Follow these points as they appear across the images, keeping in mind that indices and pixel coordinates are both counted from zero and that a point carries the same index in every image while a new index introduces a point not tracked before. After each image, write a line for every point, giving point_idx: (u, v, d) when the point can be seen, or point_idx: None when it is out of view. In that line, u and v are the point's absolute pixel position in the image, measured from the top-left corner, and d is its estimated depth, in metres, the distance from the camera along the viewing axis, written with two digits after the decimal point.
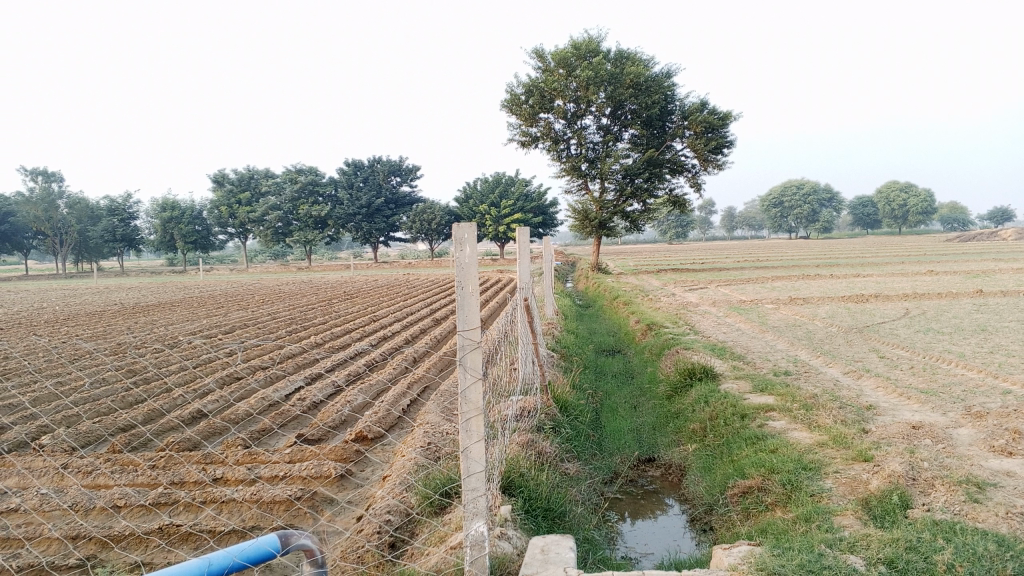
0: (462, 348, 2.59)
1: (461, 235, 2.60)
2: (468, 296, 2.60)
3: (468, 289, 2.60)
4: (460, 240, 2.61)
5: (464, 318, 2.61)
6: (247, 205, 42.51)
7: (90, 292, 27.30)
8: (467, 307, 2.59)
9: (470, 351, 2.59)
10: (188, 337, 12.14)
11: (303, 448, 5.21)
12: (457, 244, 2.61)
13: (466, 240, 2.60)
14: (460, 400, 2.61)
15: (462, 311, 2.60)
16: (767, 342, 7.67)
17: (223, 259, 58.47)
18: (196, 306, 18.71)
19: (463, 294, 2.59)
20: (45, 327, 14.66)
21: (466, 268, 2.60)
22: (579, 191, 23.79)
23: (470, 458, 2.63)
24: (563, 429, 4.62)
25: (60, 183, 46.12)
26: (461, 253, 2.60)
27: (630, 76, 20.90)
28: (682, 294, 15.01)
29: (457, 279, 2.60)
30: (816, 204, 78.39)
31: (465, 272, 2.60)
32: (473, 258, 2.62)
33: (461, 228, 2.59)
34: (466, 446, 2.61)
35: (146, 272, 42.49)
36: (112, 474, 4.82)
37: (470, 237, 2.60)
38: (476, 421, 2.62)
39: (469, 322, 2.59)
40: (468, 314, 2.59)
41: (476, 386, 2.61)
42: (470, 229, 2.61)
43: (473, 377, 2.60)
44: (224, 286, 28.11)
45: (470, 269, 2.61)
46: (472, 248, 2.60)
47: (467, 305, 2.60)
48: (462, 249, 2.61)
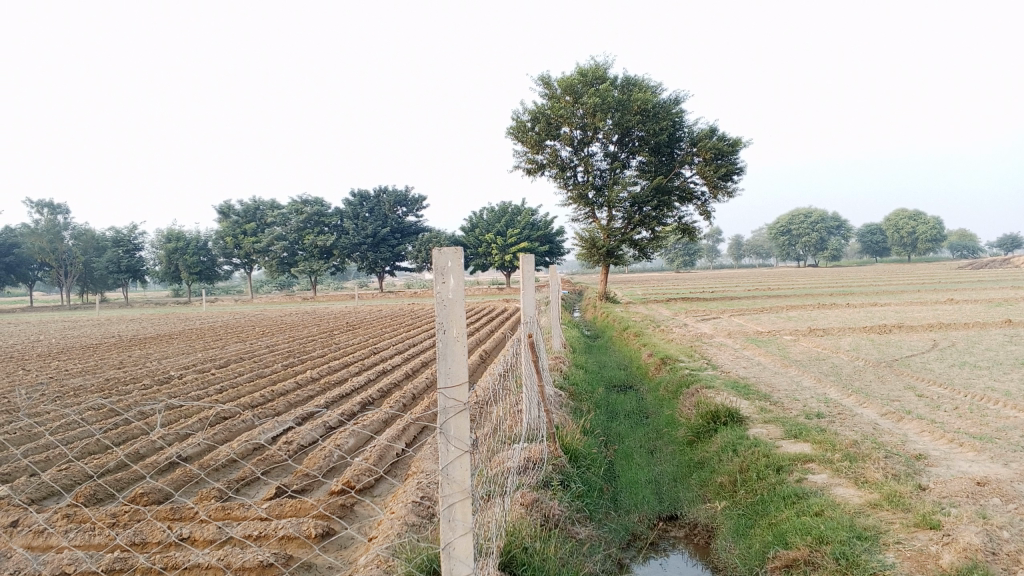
0: (444, 412, 2.19)
1: (443, 264, 2.17)
2: (453, 343, 2.18)
3: (451, 334, 2.18)
4: (442, 268, 2.18)
5: (447, 373, 2.19)
6: (252, 235, 42.29)
7: (93, 323, 26.85)
8: (451, 358, 2.18)
9: (454, 416, 2.20)
10: (180, 372, 11.62)
11: (284, 502, 4.69)
12: (439, 274, 2.17)
13: (451, 271, 2.16)
14: (441, 478, 2.21)
15: (445, 362, 2.18)
16: (792, 378, 7.12)
17: (231, 291, 58.23)
18: (194, 338, 18.15)
19: (446, 340, 2.17)
20: (35, 362, 14.15)
21: (450, 305, 2.17)
22: (586, 219, 23.32)
23: (454, 554, 2.25)
24: (573, 483, 4.08)
25: (66, 215, 45.99)
26: (443, 286, 2.16)
27: (638, 102, 20.55)
28: (695, 325, 14.44)
29: (439, 319, 2.17)
30: (824, 232, 77.89)
31: (450, 310, 2.17)
32: (458, 293, 2.19)
33: (443, 255, 2.15)
34: (449, 541, 2.22)
35: (150, 303, 42.20)
36: (67, 534, 4.27)
37: (455, 267, 2.17)
38: (462, 508, 2.24)
39: (454, 379, 2.18)
40: (452, 369, 2.18)
41: (462, 461, 2.23)
42: (455, 256, 2.18)
43: (458, 450, 2.21)
44: (228, 317, 27.58)
45: (457, 302, 2.18)
46: (457, 281, 2.16)
47: (450, 354, 2.18)
48: (442, 283, 2.17)
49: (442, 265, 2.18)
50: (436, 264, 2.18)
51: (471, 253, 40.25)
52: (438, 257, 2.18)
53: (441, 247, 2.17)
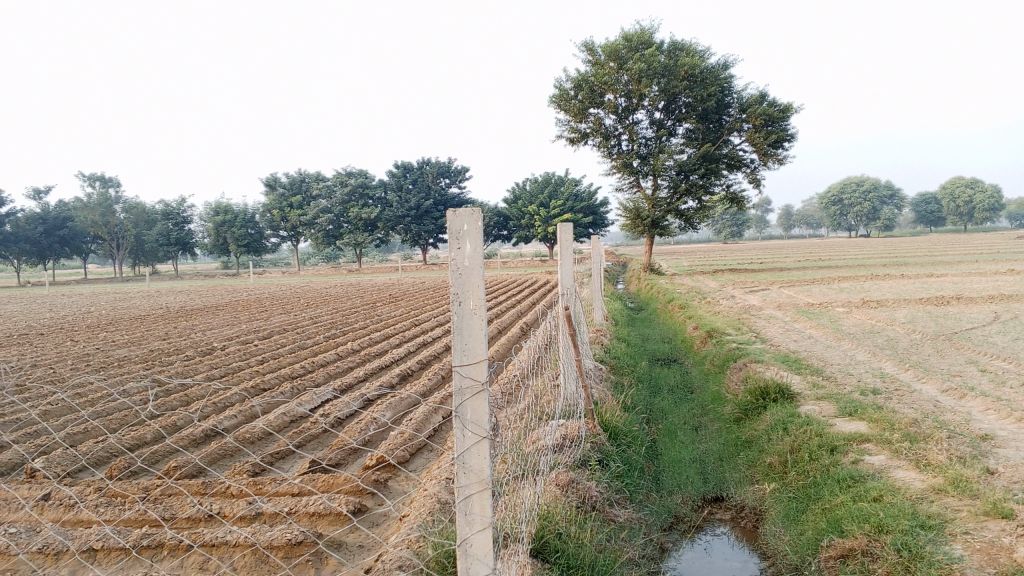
0: (460, 392, 2.17)
1: (459, 228, 2.09)
2: (469, 316, 2.14)
3: (468, 304, 2.13)
4: (458, 232, 2.10)
5: (465, 350, 2.17)
6: (298, 207, 42.63)
7: (143, 295, 27.26)
8: (468, 333, 2.15)
9: (471, 398, 2.17)
10: (224, 343, 11.68)
11: (316, 478, 4.59)
12: (455, 240, 2.10)
13: (467, 236, 2.09)
14: (460, 466, 2.19)
15: (463, 337, 2.15)
16: (844, 352, 6.82)
17: (279, 262, 58.93)
18: (240, 310, 18.26)
19: (461, 313, 2.14)
20: (84, 332, 14.35)
21: (466, 273, 2.12)
22: (630, 188, 22.91)
23: (471, 552, 2.22)
24: (613, 462, 3.88)
25: (118, 190, 46.87)
26: (459, 253, 2.10)
27: (684, 67, 20.04)
28: (742, 296, 14.10)
29: (455, 289, 2.13)
30: (877, 202, 75.94)
31: (466, 279, 2.12)
32: (475, 260, 2.12)
33: (458, 219, 2.08)
34: (465, 537, 2.20)
35: (200, 275, 42.85)
36: (97, 508, 4.21)
37: (472, 232, 2.09)
38: (480, 501, 2.19)
39: (472, 355, 2.14)
40: (470, 345, 2.15)
41: (480, 448, 2.19)
42: (472, 220, 2.09)
43: (476, 436, 2.16)
44: (274, 289, 27.78)
45: (475, 269, 2.12)
46: (473, 246, 2.09)
47: (466, 328, 2.15)
48: (456, 247, 2.10)
49: (459, 228, 2.10)
50: (452, 227, 2.11)
51: (514, 224, 40.14)
52: (455, 221, 2.10)
53: (459, 209, 2.09)
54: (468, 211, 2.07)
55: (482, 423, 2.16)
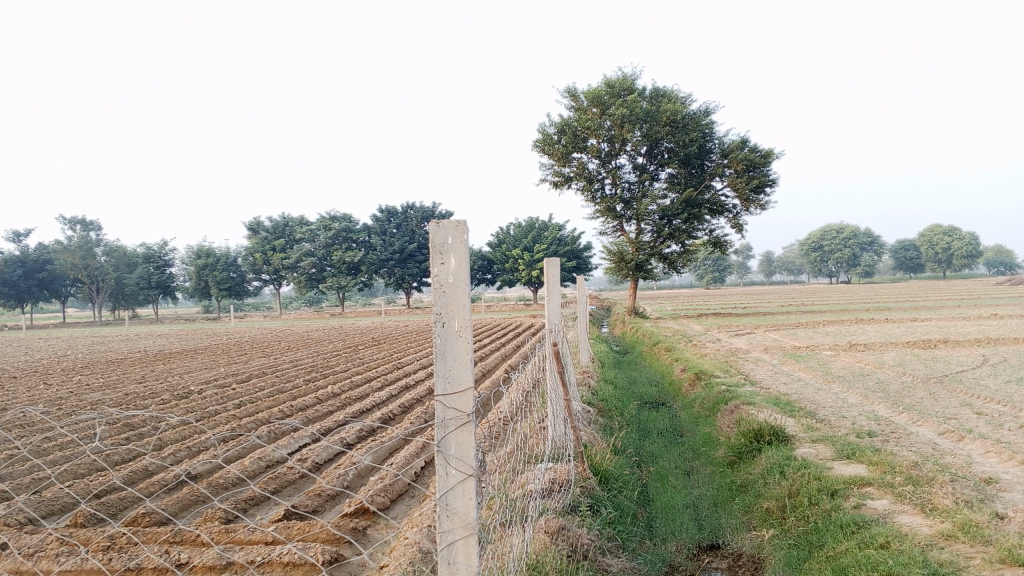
0: (443, 424, 2.09)
1: (442, 242, 2.04)
2: (453, 338, 2.07)
3: (453, 327, 2.07)
4: (443, 246, 2.06)
5: (448, 378, 2.09)
6: (281, 251, 42.34)
7: (120, 339, 26.74)
8: (452, 357, 2.08)
9: (455, 430, 2.09)
10: (201, 387, 11.38)
11: (291, 526, 4.35)
12: (439, 254, 2.06)
13: (451, 251, 2.05)
14: (443, 509, 2.09)
15: (445, 364, 2.08)
16: (836, 395, 6.69)
17: (261, 306, 58.40)
18: (218, 354, 17.89)
19: (445, 334, 2.07)
20: (57, 376, 13.95)
21: (451, 291, 2.06)
22: (614, 233, 22.92)
23: None
24: (604, 508, 3.70)
25: (99, 232, 46.48)
26: (443, 268, 2.05)
27: (667, 113, 20.22)
28: (729, 339, 13.99)
29: (438, 309, 2.07)
30: (857, 248, 76.63)
31: (451, 298, 2.07)
32: (459, 277, 2.06)
33: (442, 233, 2.03)
34: None
35: (180, 319, 42.32)
36: (58, 558, 3.96)
37: (456, 245, 2.04)
38: (464, 547, 2.09)
39: (456, 383, 2.07)
40: (453, 371, 2.08)
41: (466, 487, 2.10)
42: (457, 234, 2.05)
43: (460, 473, 2.08)
44: (255, 333, 27.35)
45: (460, 285, 2.06)
46: (457, 263, 2.04)
47: (450, 353, 2.07)
48: (440, 263, 2.06)
49: (443, 240, 2.06)
50: (435, 241, 2.07)
51: (498, 268, 40.10)
52: (439, 233, 2.06)
53: (443, 222, 2.06)
54: (454, 222, 2.04)
55: (469, 458, 2.08)
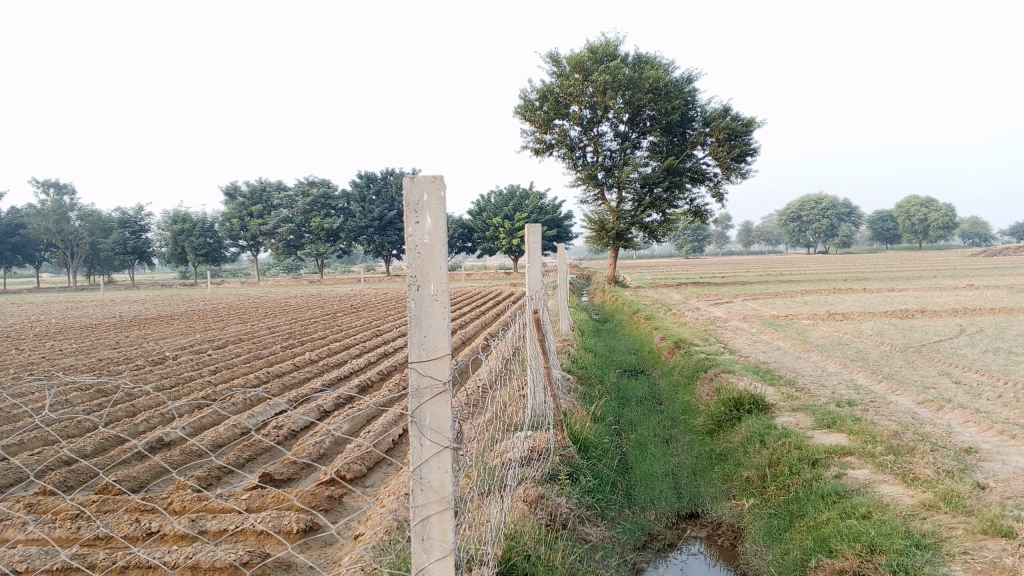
0: (418, 393, 2.03)
1: (417, 199, 1.96)
2: (429, 302, 2.00)
3: (429, 290, 2.00)
4: (418, 204, 1.97)
5: (423, 345, 2.03)
6: (258, 217, 41.90)
7: (96, 304, 26.38)
8: (427, 323, 2.01)
9: (430, 400, 2.04)
10: (176, 353, 11.22)
11: (265, 493, 4.27)
12: (414, 213, 1.97)
13: (427, 209, 1.96)
14: (416, 483, 2.05)
15: (419, 330, 2.02)
16: (816, 363, 6.69)
17: (239, 273, 57.98)
18: (194, 320, 17.69)
19: (421, 299, 2.00)
20: (30, 342, 13.72)
21: (426, 252, 1.98)
22: (594, 201, 22.83)
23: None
24: (583, 477, 3.65)
25: (73, 196, 45.75)
26: (418, 228, 1.96)
27: (649, 80, 20.04)
28: (708, 308, 14.01)
29: (412, 271, 2.00)
30: (835, 218, 77.06)
31: (426, 259, 1.99)
32: (436, 236, 1.98)
33: (418, 191, 1.95)
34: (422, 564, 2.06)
35: (156, 285, 41.90)
36: (26, 526, 3.85)
37: (432, 203, 1.96)
38: (440, 523, 2.06)
39: (432, 350, 2.02)
40: (429, 337, 2.02)
41: (442, 460, 2.05)
42: (433, 190, 1.97)
43: (436, 445, 2.03)
44: (232, 300, 27.09)
45: (436, 247, 1.99)
46: (433, 221, 1.96)
47: (425, 318, 2.01)
48: (414, 221, 1.97)
49: (418, 198, 1.98)
50: (410, 198, 1.98)
51: (478, 236, 39.99)
52: (414, 189, 1.97)
53: (419, 176, 1.98)
54: (431, 178, 1.96)
55: (445, 431, 2.03)
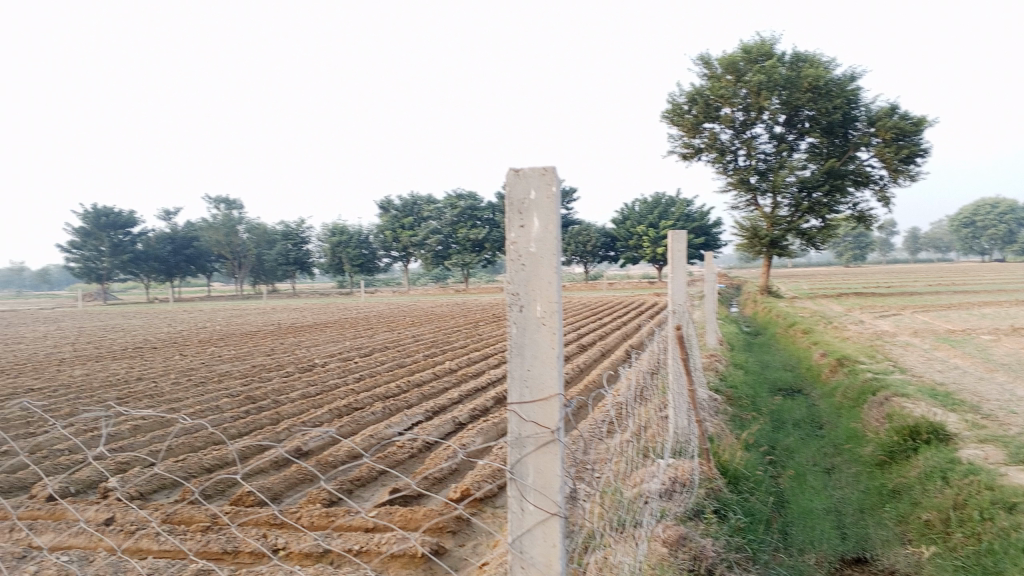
0: (519, 444, 1.82)
1: (524, 196, 1.75)
2: (535, 326, 1.80)
3: (535, 313, 1.79)
4: (525, 201, 1.76)
5: (527, 385, 1.82)
6: (409, 228, 43.27)
7: (259, 312, 27.83)
8: (533, 353, 1.81)
9: (534, 453, 1.82)
10: (325, 360, 11.50)
11: (393, 511, 4.14)
12: (519, 214, 1.76)
13: (534, 209, 1.74)
14: (514, 554, 1.84)
15: (523, 363, 1.82)
16: (1003, 386, 5.92)
17: (392, 282, 60.09)
18: (346, 328, 18.25)
19: (526, 324, 1.80)
20: (196, 347, 14.52)
21: (533, 263, 1.76)
22: (747, 207, 21.88)
23: None
24: (732, 513, 3.27)
25: (243, 211, 48.89)
26: (525, 232, 1.75)
27: (808, 79, 19.03)
28: (873, 321, 12.98)
29: (513, 284, 1.80)
30: (1015, 224, 70.79)
31: (532, 272, 1.77)
32: (545, 241, 1.75)
33: (524, 188, 1.74)
34: None
35: (315, 293, 44.06)
36: (159, 537, 3.87)
37: (542, 202, 1.74)
38: None
39: (537, 390, 1.80)
40: (533, 372, 1.81)
41: (548, 529, 1.83)
42: (542, 187, 1.74)
43: (540, 507, 1.81)
44: (381, 308, 27.92)
45: (544, 256, 1.76)
46: (541, 222, 1.73)
47: (530, 345, 1.80)
48: (519, 224, 1.76)
49: (525, 194, 1.75)
50: (516, 194, 1.77)
51: (622, 245, 39.50)
52: (520, 183, 1.75)
53: (526, 167, 1.75)
54: (540, 170, 1.72)
55: (552, 491, 1.80)
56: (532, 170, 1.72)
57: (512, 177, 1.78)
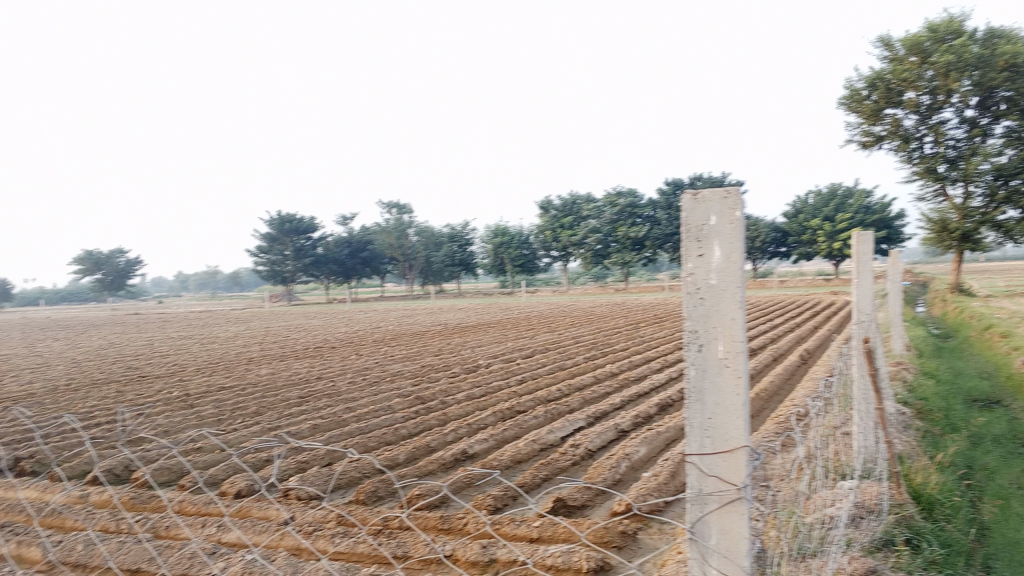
0: (700, 501, 1.95)
1: (703, 221, 1.90)
2: (717, 368, 1.92)
3: (716, 353, 1.92)
4: (703, 228, 1.91)
5: (708, 437, 1.95)
6: (570, 228, 43.38)
7: (426, 312, 28.78)
8: (714, 400, 1.93)
9: (715, 511, 1.93)
10: (489, 361, 11.70)
11: (558, 522, 4.10)
12: (699, 242, 1.91)
13: (714, 239, 1.88)
14: None
15: (705, 407, 1.94)
16: None
17: (553, 282, 60.44)
18: (508, 328, 18.51)
19: (708, 362, 1.93)
20: (369, 347, 15.19)
21: (713, 297, 1.91)
22: (934, 198, 20.30)
23: None
24: (926, 544, 3.01)
25: (411, 215, 50.85)
26: (705, 262, 1.91)
27: (1004, 56, 17.41)
28: None
29: (692, 314, 1.95)
30: None
31: (712, 305, 1.91)
32: (725, 276, 1.89)
33: (704, 215, 1.89)
34: None
35: (478, 293, 45.10)
36: (335, 539, 4.03)
37: (723, 233, 1.87)
38: None
39: (720, 444, 1.93)
40: (716, 421, 1.93)
41: None
42: (723, 210, 1.87)
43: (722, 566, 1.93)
44: (543, 307, 28.12)
45: (726, 289, 1.90)
46: (721, 253, 1.88)
47: (710, 386, 1.93)
48: (697, 254, 1.92)
49: (704, 221, 1.90)
50: (695, 221, 1.92)
51: (793, 241, 37.77)
52: (699, 209, 1.90)
53: (706, 193, 1.89)
54: (722, 194, 1.86)
55: (735, 551, 1.91)
56: (714, 195, 1.85)
57: (690, 204, 1.93)
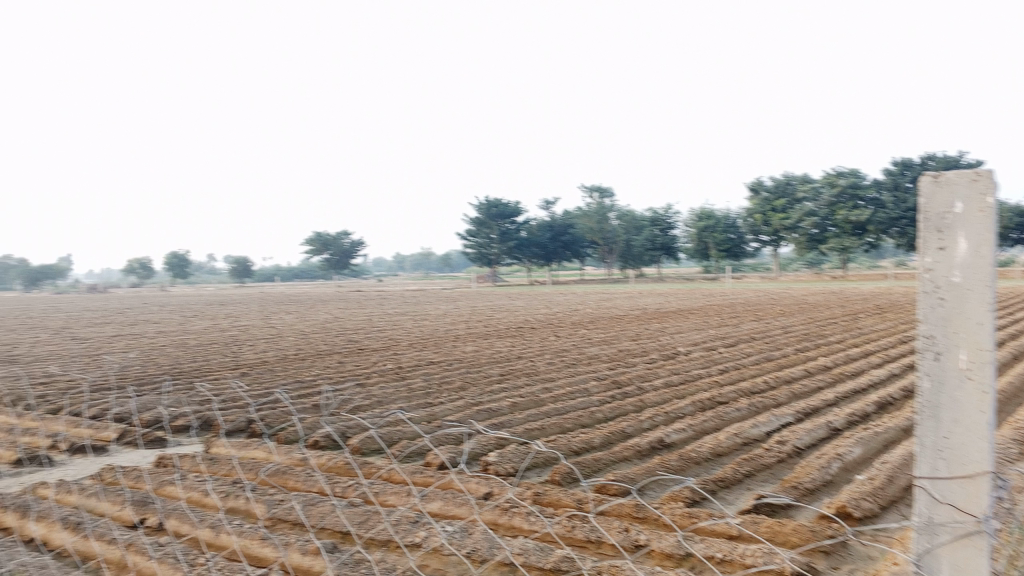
0: (930, 531, 1.75)
1: (946, 206, 1.72)
2: (956, 379, 1.72)
3: (956, 362, 1.72)
4: (946, 217, 1.72)
5: (942, 459, 1.75)
6: (782, 211, 41.34)
7: (627, 296, 28.56)
8: (951, 416, 1.73)
9: (948, 544, 1.73)
10: (689, 348, 11.40)
11: (759, 519, 3.91)
12: (940, 234, 1.73)
13: (958, 228, 1.70)
14: None
15: (941, 422, 1.74)
16: None
17: (761, 267, 58.00)
18: (711, 315, 17.95)
19: (946, 372, 1.73)
20: (568, 329, 15.30)
21: (957, 297, 1.71)
22: None
23: None
24: None
25: (614, 198, 50.64)
26: (946, 254, 1.72)
27: None
28: None
29: (928, 316, 1.76)
30: None
31: (955, 306, 1.72)
32: (970, 273, 1.69)
33: (949, 199, 1.71)
34: None
35: (682, 277, 44.17)
36: (530, 517, 4.07)
37: (969, 222, 1.68)
38: None
39: (958, 466, 1.72)
40: (953, 441, 1.73)
41: None
42: (971, 200, 1.68)
43: None
44: (749, 294, 27.03)
45: (970, 289, 1.69)
46: (967, 245, 1.69)
47: (948, 400, 1.73)
48: (939, 247, 1.73)
49: (947, 207, 1.72)
50: (934, 208, 1.73)
51: None
52: (941, 193, 1.72)
53: (950, 176, 1.71)
54: (969, 175, 1.68)
55: None
56: (959, 177, 1.68)
57: (929, 189, 1.75)
